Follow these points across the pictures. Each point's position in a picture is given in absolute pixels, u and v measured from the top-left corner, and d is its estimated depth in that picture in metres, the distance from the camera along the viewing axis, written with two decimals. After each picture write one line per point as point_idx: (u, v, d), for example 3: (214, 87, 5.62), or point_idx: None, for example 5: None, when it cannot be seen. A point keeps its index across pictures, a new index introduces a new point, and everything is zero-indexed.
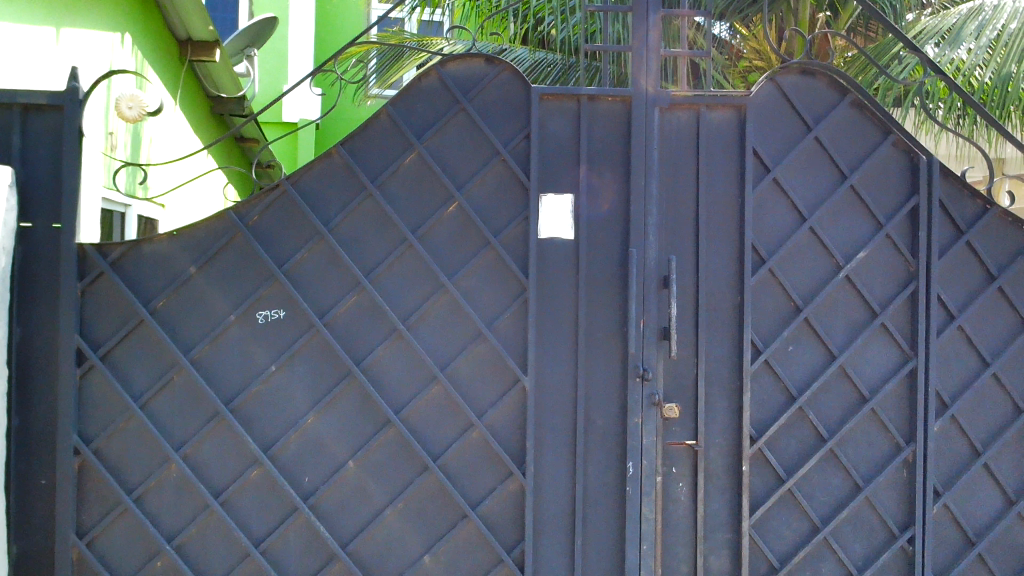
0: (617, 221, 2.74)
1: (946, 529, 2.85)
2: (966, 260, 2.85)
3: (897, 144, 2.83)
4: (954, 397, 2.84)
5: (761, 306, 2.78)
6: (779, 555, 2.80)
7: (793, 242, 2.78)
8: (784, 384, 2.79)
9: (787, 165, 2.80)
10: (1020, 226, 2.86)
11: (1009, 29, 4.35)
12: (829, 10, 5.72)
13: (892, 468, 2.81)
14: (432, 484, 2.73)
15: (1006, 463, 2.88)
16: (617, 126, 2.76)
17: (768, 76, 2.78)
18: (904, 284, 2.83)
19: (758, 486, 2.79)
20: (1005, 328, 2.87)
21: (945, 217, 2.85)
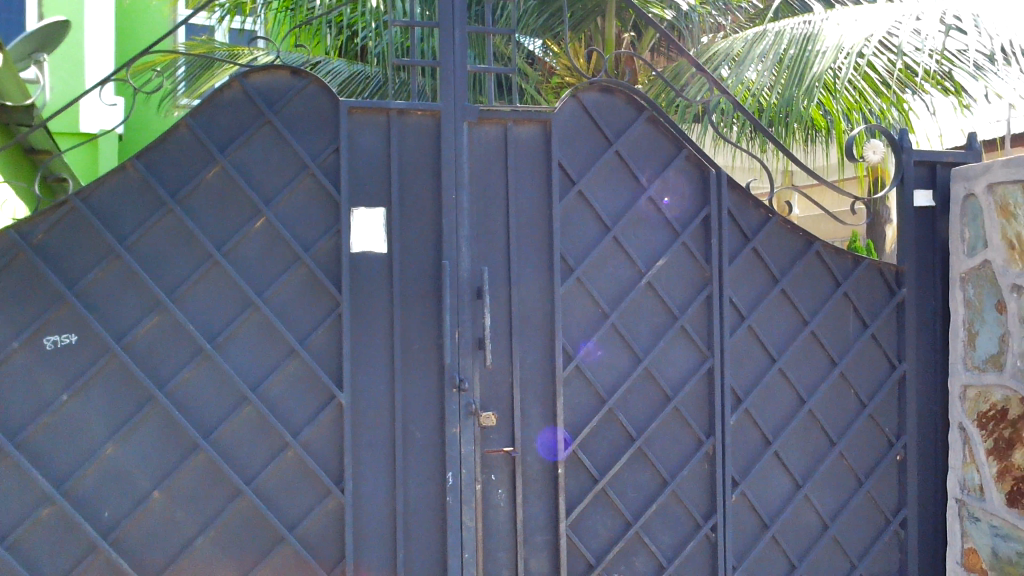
0: (429, 235, 2.76)
1: (744, 516, 3.07)
2: (752, 265, 3.10)
3: (689, 159, 3.03)
4: (747, 391, 3.07)
5: (570, 313, 2.89)
6: (595, 552, 2.91)
7: (597, 252, 2.92)
8: (594, 388, 2.91)
9: (590, 178, 2.93)
10: (797, 232, 3.14)
11: (790, 52, 4.78)
12: (633, 31, 6.06)
13: (694, 461, 3.00)
14: (246, 508, 2.63)
15: (794, 451, 3.13)
16: (427, 139, 2.78)
17: (570, 92, 2.90)
18: (700, 289, 3.03)
19: (573, 486, 2.89)
20: (789, 327, 3.14)
21: (734, 226, 3.09)
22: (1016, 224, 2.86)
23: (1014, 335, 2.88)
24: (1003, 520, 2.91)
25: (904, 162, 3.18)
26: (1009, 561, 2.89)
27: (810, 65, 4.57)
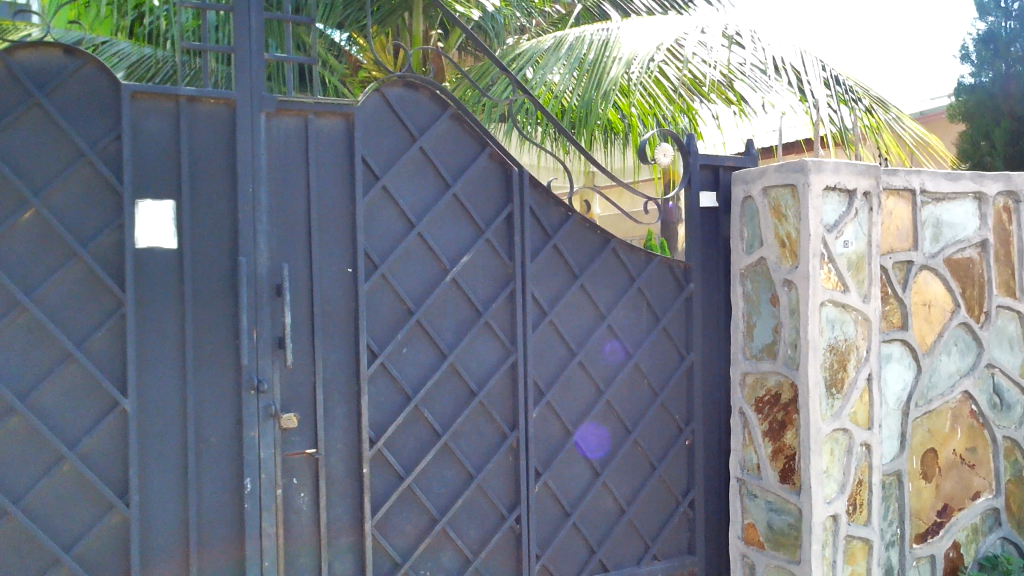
0: (224, 229, 2.62)
1: (546, 505, 3.16)
2: (553, 261, 3.19)
3: (493, 157, 3.08)
4: (548, 384, 3.16)
5: (374, 310, 2.84)
6: (401, 550, 2.89)
7: (402, 249, 2.89)
8: (399, 385, 2.88)
9: (394, 174, 2.89)
10: (595, 230, 3.27)
11: (590, 57, 4.97)
12: (440, 29, 6.10)
13: (499, 455, 3.05)
14: (13, 530, 2.38)
15: (593, 441, 3.26)
16: (221, 128, 2.63)
17: (373, 86, 2.85)
18: (503, 286, 3.08)
19: (378, 486, 2.85)
20: (587, 321, 3.26)
21: (536, 224, 3.16)
22: (785, 224, 3.17)
23: (785, 325, 3.18)
24: (776, 495, 3.21)
25: (692, 165, 3.39)
26: (781, 532, 3.20)
27: (608, 71, 4.79)
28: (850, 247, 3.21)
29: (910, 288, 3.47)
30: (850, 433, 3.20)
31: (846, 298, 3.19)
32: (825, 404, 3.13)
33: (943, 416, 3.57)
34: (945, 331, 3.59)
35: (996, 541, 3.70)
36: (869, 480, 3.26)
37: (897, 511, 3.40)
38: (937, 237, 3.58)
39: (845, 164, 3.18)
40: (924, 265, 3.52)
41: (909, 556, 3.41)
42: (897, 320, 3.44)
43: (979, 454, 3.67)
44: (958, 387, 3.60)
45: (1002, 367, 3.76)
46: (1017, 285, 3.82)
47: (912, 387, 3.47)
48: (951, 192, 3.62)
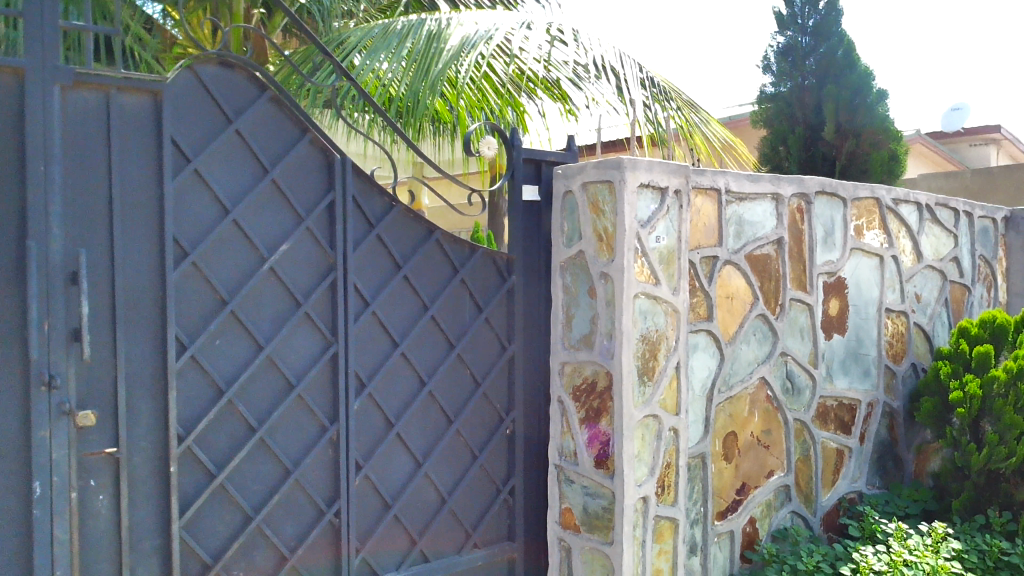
0: (12, 210, 2.40)
1: (367, 498, 3.12)
2: (376, 251, 3.14)
3: (314, 143, 3.00)
4: (370, 375, 3.12)
5: (184, 300, 2.69)
6: (212, 551, 2.76)
7: (215, 236, 2.75)
8: (211, 378, 2.74)
9: (208, 156, 2.75)
10: (419, 221, 3.26)
11: (418, 46, 4.94)
12: (263, 8, 5.87)
13: (318, 449, 2.98)
14: None
15: (414, 432, 3.25)
16: (8, 100, 2.40)
17: (184, 63, 2.69)
18: (324, 276, 3.01)
19: (186, 485, 2.71)
20: (410, 311, 3.24)
21: (359, 213, 3.11)
22: (603, 219, 3.29)
23: (601, 316, 3.30)
24: (591, 479, 3.34)
25: (514, 159, 3.45)
26: (595, 514, 3.34)
27: (436, 62, 4.79)
28: (661, 242, 3.38)
29: (715, 281, 3.70)
30: (659, 418, 3.38)
31: (657, 291, 3.35)
32: (637, 391, 3.28)
33: (743, 401, 3.83)
34: (745, 321, 3.86)
35: (787, 514, 4.02)
36: (676, 463, 3.45)
37: (701, 490, 3.62)
38: (739, 234, 3.84)
39: (658, 163, 3.34)
40: (727, 260, 3.77)
41: (712, 532, 3.64)
42: (703, 311, 3.65)
43: (773, 435, 3.97)
44: (755, 374, 3.88)
45: (794, 355, 4.09)
46: (807, 279, 4.17)
47: (716, 374, 3.70)
48: (752, 193, 3.89)
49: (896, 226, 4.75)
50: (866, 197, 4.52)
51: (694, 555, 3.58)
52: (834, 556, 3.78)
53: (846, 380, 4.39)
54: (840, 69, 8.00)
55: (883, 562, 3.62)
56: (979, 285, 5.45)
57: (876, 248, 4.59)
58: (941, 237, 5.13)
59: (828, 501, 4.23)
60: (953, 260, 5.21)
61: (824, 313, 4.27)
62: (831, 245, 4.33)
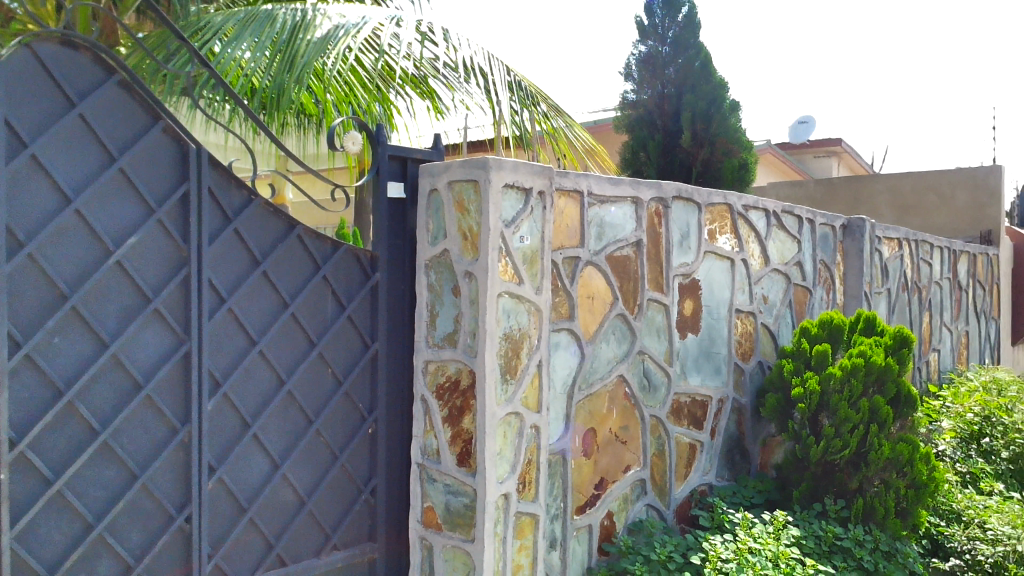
0: None
1: (221, 502, 3.00)
2: (233, 246, 3.03)
3: (166, 131, 2.86)
4: (225, 375, 3.00)
5: (18, 293, 2.50)
6: (47, 563, 2.58)
7: (55, 225, 2.57)
8: (48, 378, 2.56)
9: (48, 141, 2.56)
10: (279, 216, 3.18)
11: (284, 36, 4.79)
12: None
13: (168, 452, 2.84)
14: None
15: (273, 433, 3.16)
16: None
17: (21, 40, 2.50)
18: (176, 271, 2.87)
19: (19, 493, 2.51)
20: (269, 308, 3.14)
21: (215, 205, 2.99)
22: (468, 218, 3.31)
23: (465, 315, 3.32)
24: (453, 477, 3.35)
25: (379, 155, 3.41)
26: (457, 512, 3.35)
27: (301, 54, 4.68)
28: (525, 242, 3.43)
29: (577, 281, 3.79)
30: (521, 416, 3.42)
31: (520, 290, 3.40)
32: (500, 389, 3.31)
33: (602, 398, 3.94)
34: (605, 321, 3.97)
35: (642, 508, 4.16)
36: (537, 459, 3.51)
37: (561, 486, 3.70)
38: (600, 236, 3.95)
39: (523, 164, 3.39)
40: (589, 261, 3.86)
41: (571, 527, 3.72)
42: (565, 310, 3.73)
43: (629, 431, 4.10)
44: (614, 371, 4.00)
45: (650, 353, 4.24)
46: (663, 280, 4.34)
47: (576, 372, 3.79)
48: (613, 196, 4.01)
49: (746, 231, 5.01)
50: (719, 203, 4.75)
51: (553, 550, 3.64)
52: (686, 546, 3.94)
53: (699, 377, 4.59)
54: (696, 81, 9.42)
55: (731, 550, 3.80)
56: (819, 288, 5.83)
57: (727, 251, 4.82)
58: (786, 242, 5.44)
59: (681, 494, 4.41)
60: (797, 264, 5.55)
61: (679, 313, 4.45)
62: (687, 247, 4.51)
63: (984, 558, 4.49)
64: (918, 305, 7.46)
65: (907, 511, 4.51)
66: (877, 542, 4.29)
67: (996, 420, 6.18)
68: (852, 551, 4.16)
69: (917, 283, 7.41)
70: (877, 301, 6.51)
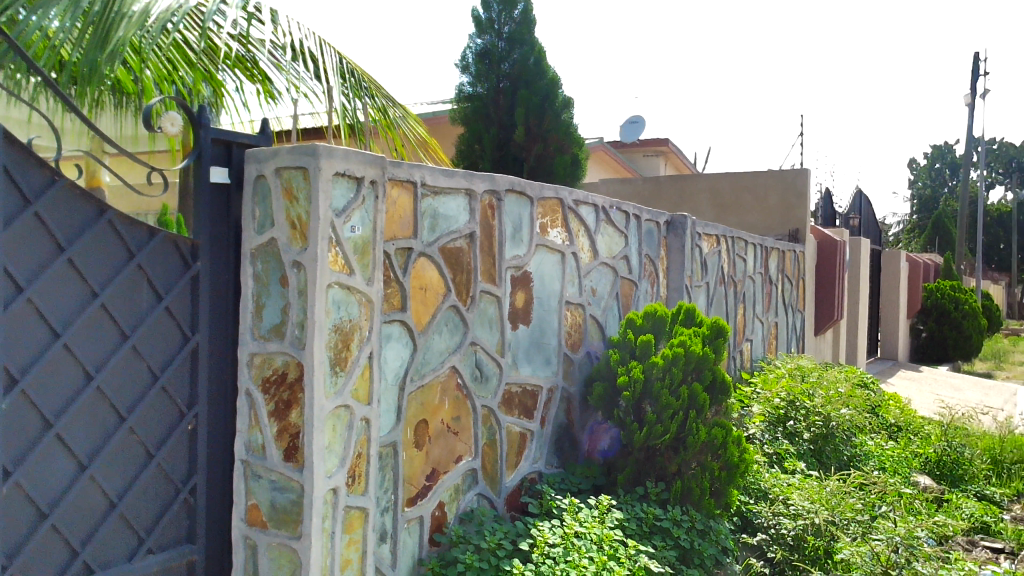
0: None
1: (17, 508, 2.76)
2: (34, 230, 2.79)
3: None
4: (23, 371, 2.77)
5: None
6: None
7: None
8: None
9: None
10: (88, 199, 2.96)
11: (98, 6, 4.46)
12: None
13: None
14: None
15: (79, 433, 2.94)
16: None
17: None
18: None
19: None
20: (75, 298, 2.92)
21: (12, 186, 2.74)
22: (296, 207, 3.21)
23: (293, 305, 3.22)
24: (279, 473, 3.25)
25: (201, 138, 3.25)
26: (283, 509, 3.25)
27: (117, 27, 4.38)
28: (356, 232, 3.37)
29: (409, 272, 3.77)
30: (350, 408, 3.36)
31: (350, 281, 3.34)
32: (328, 381, 3.24)
33: (434, 389, 3.95)
34: (438, 312, 3.97)
35: (473, 497, 4.20)
36: (366, 452, 3.46)
37: (392, 478, 3.67)
38: (434, 228, 3.95)
39: (354, 153, 3.32)
40: (422, 252, 3.86)
41: (401, 519, 3.70)
42: (397, 301, 3.70)
43: (461, 421, 4.13)
44: (446, 362, 4.02)
45: (482, 344, 4.29)
46: (496, 272, 4.40)
47: (408, 363, 3.77)
48: (446, 187, 4.01)
49: (575, 225, 5.16)
50: (550, 197, 4.88)
51: (383, 542, 3.61)
52: (515, 533, 4.02)
53: (529, 368, 4.69)
54: (530, 77, 9.63)
55: (557, 535, 3.91)
56: (644, 281, 6.10)
57: (558, 245, 4.96)
58: (614, 237, 5.66)
59: (511, 482, 4.49)
60: (624, 258, 5.78)
61: (511, 305, 4.53)
62: (519, 240, 4.60)
63: (786, 532, 4.86)
64: (733, 298, 7.96)
65: (721, 491, 4.81)
66: (693, 521, 4.54)
67: (799, 404, 6.71)
68: (670, 530, 4.38)
69: (732, 277, 7.90)
70: (696, 294, 6.89)
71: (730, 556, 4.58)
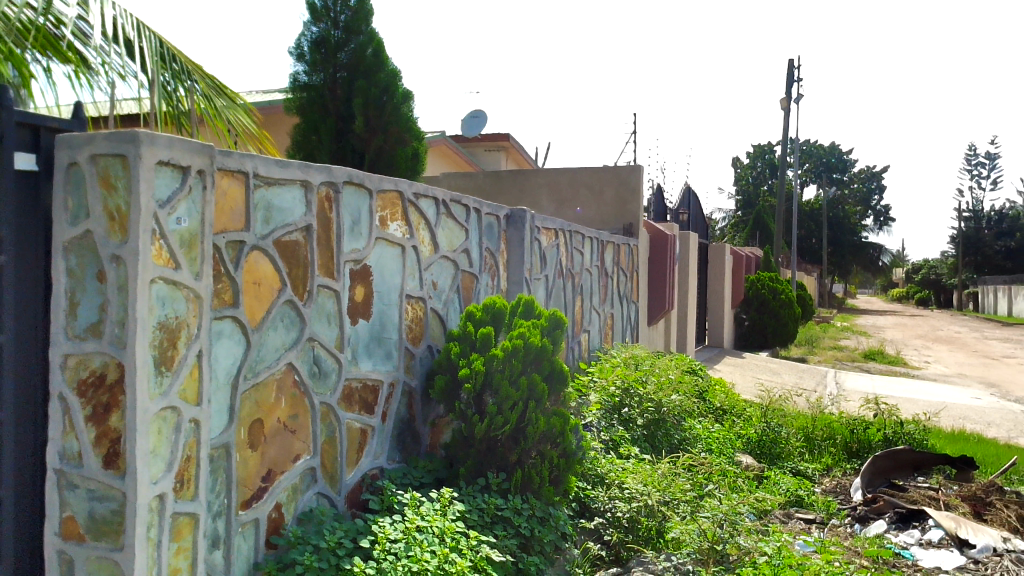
0: None
1: None
2: None
3: None
4: None
5: None
6: None
7: None
8: None
9: None
10: None
11: None
12: None
13: None
14: None
15: None
16: None
17: None
18: None
19: None
20: None
21: None
22: (115, 197, 3.01)
23: (111, 302, 3.01)
24: (98, 482, 3.04)
25: (4, 121, 2.97)
26: (102, 520, 3.05)
27: None
28: (182, 224, 3.20)
29: (241, 266, 3.61)
30: (177, 410, 3.19)
31: (176, 276, 3.16)
32: (152, 382, 3.06)
33: (269, 387, 3.82)
34: (272, 307, 3.84)
35: (312, 496, 4.10)
36: (196, 455, 3.30)
37: (224, 481, 3.51)
38: (267, 220, 3.81)
39: (179, 140, 3.15)
40: (255, 245, 3.71)
41: (235, 523, 3.55)
42: (228, 297, 3.54)
43: (298, 420, 4.02)
44: (282, 360, 3.89)
45: (320, 340, 4.19)
46: (334, 266, 4.30)
47: (241, 362, 3.62)
48: (280, 178, 3.88)
49: (415, 218, 5.14)
50: (390, 190, 4.83)
51: (215, 549, 3.46)
52: (355, 530, 3.96)
53: (370, 363, 4.62)
54: (369, 68, 9.51)
55: (398, 530, 3.88)
56: (485, 274, 6.16)
57: (398, 238, 4.92)
58: (454, 231, 5.67)
59: (352, 479, 4.41)
60: (464, 251, 5.81)
61: (350, 299, 4.45)
62: (358, 233, 4.52)
63: (622, 515, 5.05)
64: (571, 290, 8.18)
65: (560, 478, 4.93)
66: (533, 509, 4.63)
67: (633, 391, 6.98)
68: (511, 519, 4.45)
69: (570, 269, 8.11)
70: (536, 286, 7.04)
71: (568, 542, 4.70)
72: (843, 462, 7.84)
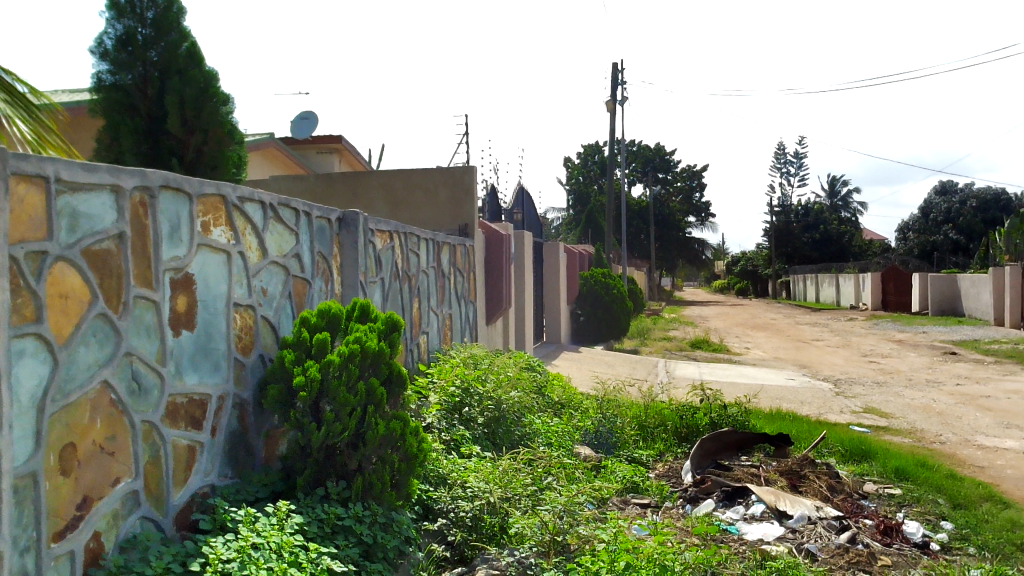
0: None
1: None
2: None
3: None
4: None
5: None
6: None
7: None
8: None
9: None
10: None
11: None
12: None
13: None
14: None
15: None
16: None
17: None
18: None
19: None
20: None
21: None
22: None
23: None
24: None
25: None
26: None
27: None
28: None
29: (44, 279, 3.33)
30: None
31: None
32: None
33: (82, 409, 3.54)
34: (82, 322, 3.57)
35: (135, 521, 3.84)
36: None
37: (32, 513, 3.21)
38: (73, 229, 3.53)
39: None
40: (59, 255, 3.43)
41: (46, 558, 3.25)
42: (29, 313, 3.25)
43: (116, 441, 3.76)
44: (96, 378, 3.63)
45: (138, 354, 3.93)
46: (151, 275, 4.05)
47: (47, 383, 3.34)
48: (86, 183, 3.61)
49: (241, 222, 4.93)
50: (211, 194, 4.62)
51: None
52: (185, 553, 3.75)
53: (196, 376, 4.40)
54: (183, 66, 9.16)
55: (232, 549, 3.71)
56: (317, 279, 6.00)
57: (222, 244, 4.70)
58: (283, 235, 5.49)
59: (179, 500, 4.18)
60: (294, 256, 5.64)
61: (171, 310, 4.21)
62: (177, 241, 4.29)
63: (464, 514, 5.09)
64: (408, 293, 8.13)
65: (401, 482, 4.86)
66: (375, 516, 4.55)
67: (472, 390, 7.04)
68: (352, 528, 4.36)
69: (405, 272, 8.04)
70: (371, 290, 6.94)
71: (412, 546, 4.67)
72: (673, 447, 8.24)
